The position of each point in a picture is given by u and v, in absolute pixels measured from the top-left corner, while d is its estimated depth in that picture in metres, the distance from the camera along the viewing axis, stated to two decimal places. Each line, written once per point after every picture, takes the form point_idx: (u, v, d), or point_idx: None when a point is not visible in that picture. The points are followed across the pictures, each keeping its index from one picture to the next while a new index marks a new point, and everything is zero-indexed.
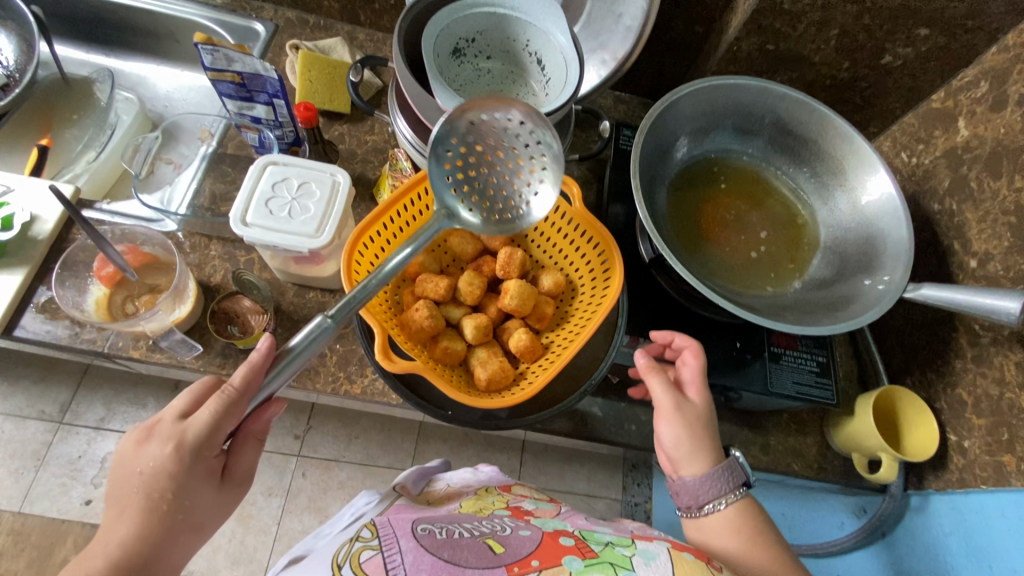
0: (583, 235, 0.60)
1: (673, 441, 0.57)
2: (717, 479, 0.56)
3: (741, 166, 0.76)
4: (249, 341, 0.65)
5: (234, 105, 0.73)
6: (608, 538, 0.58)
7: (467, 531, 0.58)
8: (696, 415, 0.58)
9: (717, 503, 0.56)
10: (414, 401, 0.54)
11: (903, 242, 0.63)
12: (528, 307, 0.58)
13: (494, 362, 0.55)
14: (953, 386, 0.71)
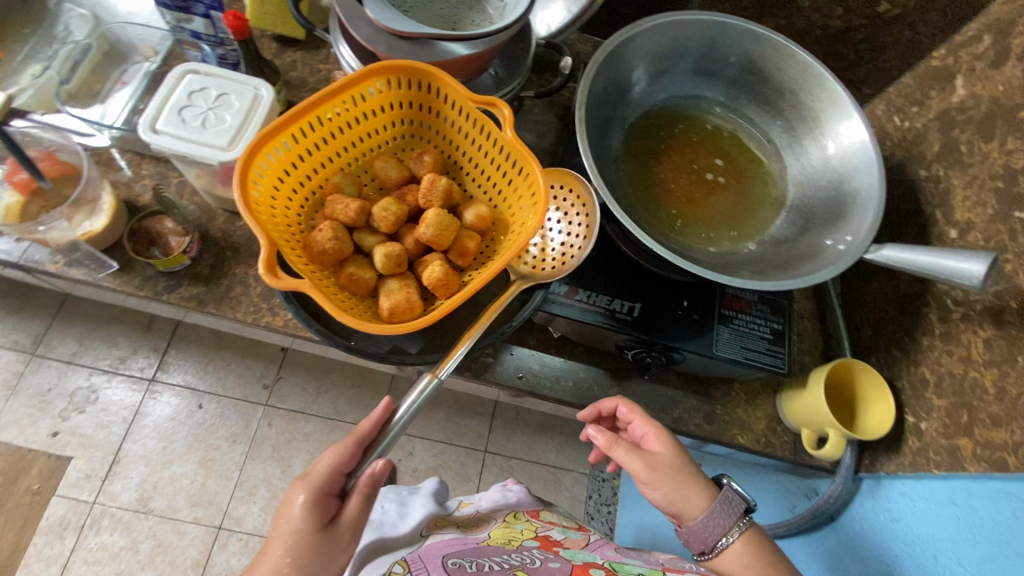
0: (514, 166, 0.55)
1: (663, 500, 0.57)
2: (720, 515, 0.56)
3: (710, 113, 0.70)
4: (167, 263, 0.62)
5: (172, 17, 0.69)
6: (637, 568, 0.60)
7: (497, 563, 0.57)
8: (670, 467, 0.57)
9: (727, 537, 0.56)
10: (314, 327, 0.52)
11: (873, 199, 0.58)
12: (447, 240, 0.55)
13: (400, 293, 0.52)
14: (917, 364, 0.66)
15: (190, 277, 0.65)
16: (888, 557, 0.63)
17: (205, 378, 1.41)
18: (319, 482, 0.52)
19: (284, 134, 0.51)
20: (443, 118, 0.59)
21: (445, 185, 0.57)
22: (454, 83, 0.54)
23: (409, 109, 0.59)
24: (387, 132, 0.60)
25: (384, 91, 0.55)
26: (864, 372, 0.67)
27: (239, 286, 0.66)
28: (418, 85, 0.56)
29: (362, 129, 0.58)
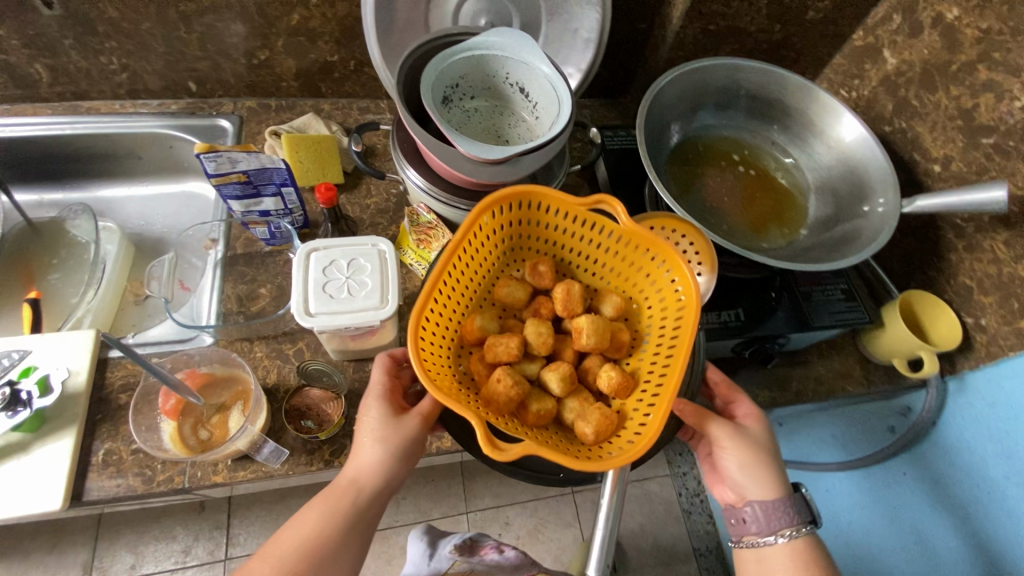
0: (639, 249, 0.62)
1: (733, 466, 0.58)
2: (781, 508, 0.54)
3: (724, 137, 0.83)
4: (334, 429, 0.65)
5: (240, 205, 0.72)
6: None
7: None
8: (757, 449, 0.58)
9: (776, 537, 0.54)
10: (527, 475, 0.59)
11: (885, 166, 0.72)
12: (605, 341, 0.62)
13: (593, 411, 0.57)
14: (955, 277, 0.80)
15: (349, 434, 0.67)
16: (995, 434, 0.76)
17: None
18: (367, 402, 0.59)
19: (432, 296, 0.56)
20: (547, 226, 0.66)
21: (577, 290, 0.64)
22: (558, 196, 0.60)
23: (513, 228, 0.65)
24: (494, 257, 0.67)
25: (492, 222, 0.62)
26: (917, 297, 0.81)
27: None
28: (520, 207, 0.62)
29: (477, 263, 0.64)
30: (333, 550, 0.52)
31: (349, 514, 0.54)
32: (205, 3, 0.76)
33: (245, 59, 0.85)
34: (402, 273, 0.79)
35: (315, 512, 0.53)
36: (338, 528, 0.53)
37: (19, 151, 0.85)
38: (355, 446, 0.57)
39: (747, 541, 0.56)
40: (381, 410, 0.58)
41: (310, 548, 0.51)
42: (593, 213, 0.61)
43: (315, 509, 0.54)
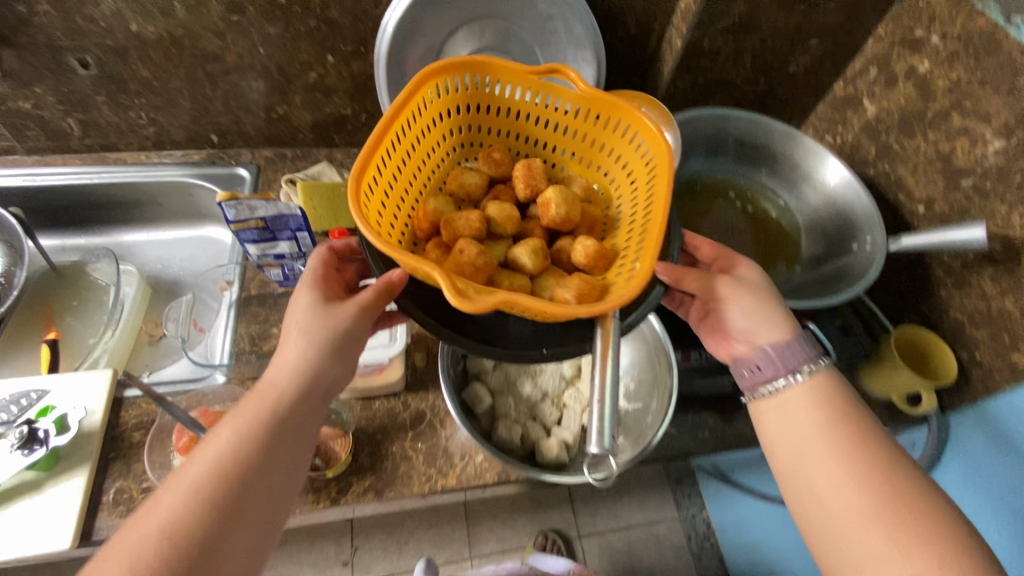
0: (594, 119, 0.65)
1: (744, 324, 0.61)
2: (796, 345, 0.57)
3: (715, 181, 0.88)
4: (339, 467, 0.66)
5: (256, 248, 0.75)
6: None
7: None
8: (757, 290, 0.62)
9: (793, 377, 0.56)
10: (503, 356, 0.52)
11: (870, 207, 0.75)
12: (575, 213, 0.66)
13: (573, 280, 0.58)
14: (947, 312, 0.82)
15: (355, 472, 0.68)
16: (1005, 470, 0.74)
17: None
18: (294, 302, 0.56)
19: (383, 159, 0.57)
20: (499, 109, 0.69)
21: (537, 165, 0.68)
22: (509, 71, 0.63)
23: (461, 113, 0.68)
24: (445, 149, 0.69)
25: (438, 100, 0.63)
26: (913, 332, 0.82)
27: (400, 462, 0.70)
28: (468, 83, 0.64)
29: (427, 151, 0.66)
30: (261, 458, 0.46)
31: (278, 417, 0.49)
32: (230, 64, 0.82)
33: (264, 113, 0.91)
34: None
35: (234, 426, 0.48)
36: (269, 430, 0.48)
37: (48, 199, 0.90)
38: (278, 350, 0.53)
39: (765, 388, 0.57)
40: (310, 299, 0.55)
41: (237, 459, 0.46)
42: (549, 88, 0.64)
43: (233, 424, 0.48)
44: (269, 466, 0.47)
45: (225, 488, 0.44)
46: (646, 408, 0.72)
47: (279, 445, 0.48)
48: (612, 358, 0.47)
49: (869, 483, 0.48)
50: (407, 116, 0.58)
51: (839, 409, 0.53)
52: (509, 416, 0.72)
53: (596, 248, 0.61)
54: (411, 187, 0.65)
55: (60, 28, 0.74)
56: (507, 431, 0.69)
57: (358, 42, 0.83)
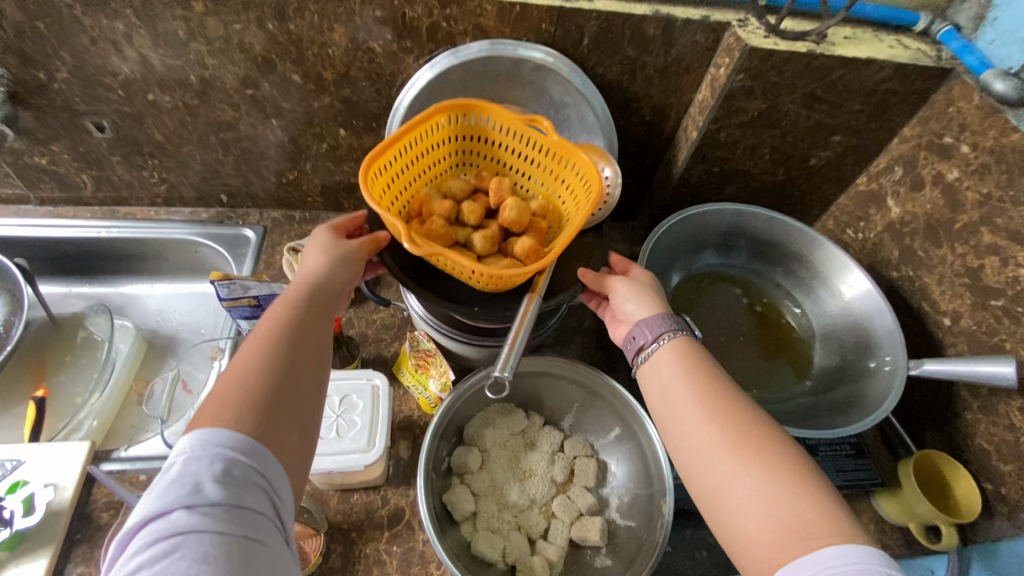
0: (561, 162, 0.67)
1: (626, 301, 0.63)
2: (660, 317, 0.60)
3: (726, 276, 0.85)
4: (308, 570, 0.63)
5: (248, 323, 0.74)
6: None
7: None
8: (643, 283, 0.65)
9: (658, 343, 0.58)
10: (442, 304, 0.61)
11: (890, 323, 0.71)
12: (524, 221, 0.66)
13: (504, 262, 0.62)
14: (972, 437, 0.76)
15: (324, 574, 0.65)
16: None
17: None
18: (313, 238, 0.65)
19: (388, 155, 0.61)
20: (490, 142, 0.71)
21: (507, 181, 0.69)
22: (502, 111, 0.66)
23: (463, 140, 0.71)
24: (444, 161, 0.72)
25: (446, 126, 0.67)
26: (935, 456, 0.77)
27: (373, 565, 0.66)
28: (464, 119, 0.67)
29: (429, 162, 0.70)
30: (303, 328, 0.54)
31: (310, 297, 0.57)
32: (243, 132, 0.83)
33: (275, 177, 0.91)
34: (399, 394, 0.80)
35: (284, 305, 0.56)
36: (306, 308, 0.56)
37: (57, 248, 0.91)
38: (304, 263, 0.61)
39: (640, 356, 0.59)
40: (326, 233, 0.65)
41: (285, 327, 0.53)
42: (530, 127, 0.66)
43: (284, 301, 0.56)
44: (311, 334, 0.55)
45: (284, 347, 0.51)
46: (639, 529, 0.67)
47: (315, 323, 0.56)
48: (522, 338, 0.57)
49: (721, 416, 0.51)
50: (425, 122, 0.63)
51: (695, 365, 0.56)
52: (493, 525, 0.68)
53: (534, 247, 0.63)
54: (415, 181, 0.69)
55: (80, 94, 0.75)
56: (488, 545, 0.66)
57: (370, 118, 0.83)
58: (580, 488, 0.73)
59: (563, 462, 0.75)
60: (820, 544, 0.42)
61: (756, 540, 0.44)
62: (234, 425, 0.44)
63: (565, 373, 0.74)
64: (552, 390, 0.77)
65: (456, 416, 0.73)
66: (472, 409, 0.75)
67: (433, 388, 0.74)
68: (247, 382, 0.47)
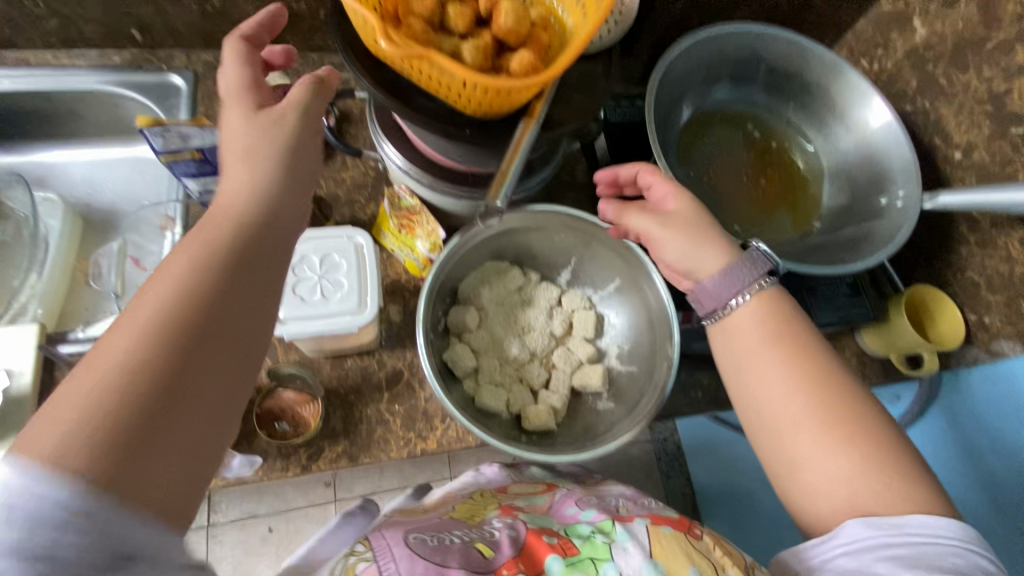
0: None
1: (676, 256, 0.53)
2: (736, 273, 0.51)
3: (736, 113, 0.77)
4: (309, 434, 0.61)
5: (196, 183, 0.64)
6: (590, 523, 0.52)
7: (456, 536, 0.52)
8: (688, 217, 0.54)
9: (742, 298, 0.51)
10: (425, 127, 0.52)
11: (908, 156, 0.67)
12: (524, 30, 0.54)
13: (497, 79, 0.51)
14: (963, 272, 0.77)
15: (327, 437, 0.63)
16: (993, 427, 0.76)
17: None
18: (279, 103, 0.47)
19: None
20: None
21: None
22: None
23: None
24: None
25: None
26: (925, 292, 0.78)
27: (378, 425, 0.65)
28: None
29: None
30: (250, 258, 0.38)
31: (262, 219, 0.41)
32: None
33: (197, 5, 0.74)
34: (383, 258, 0.73)
35: (229, 223, 0.39)
36: (257, 234, 0.40)
37: None
38: (239, 136, 0.43)
39: (721, 313, 0.52)
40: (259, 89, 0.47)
41: (225, 258, 0.37)
42: None
43: (228, 213, 0.40)
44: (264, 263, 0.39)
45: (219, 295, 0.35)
46: (641, 374, 0.67)
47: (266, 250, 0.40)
48: (519, 164, 0.49)
49: (813, 396, 0.46)
50: None
51: (781, 324, 0.50)
52: (495, 378, 0.67)
53: (534, 64, 0.52)
54: None
55: None
56: (492, 396, 0.65)
57: None
58: (580, 339, 0.71)
59: (562, 316, 0.72)
60: (906, 511, 0.42)
61: (830, 518, 0.44)
62: (117, 417, 0.29)
63: (563, 223, 0.68)
64: (549, 244, 0.72)
65: (449, 273, 0.67)
66: (464, 266, 0.69)
67: (421, 249, 0.67)
68: (156, 347, 0.32)
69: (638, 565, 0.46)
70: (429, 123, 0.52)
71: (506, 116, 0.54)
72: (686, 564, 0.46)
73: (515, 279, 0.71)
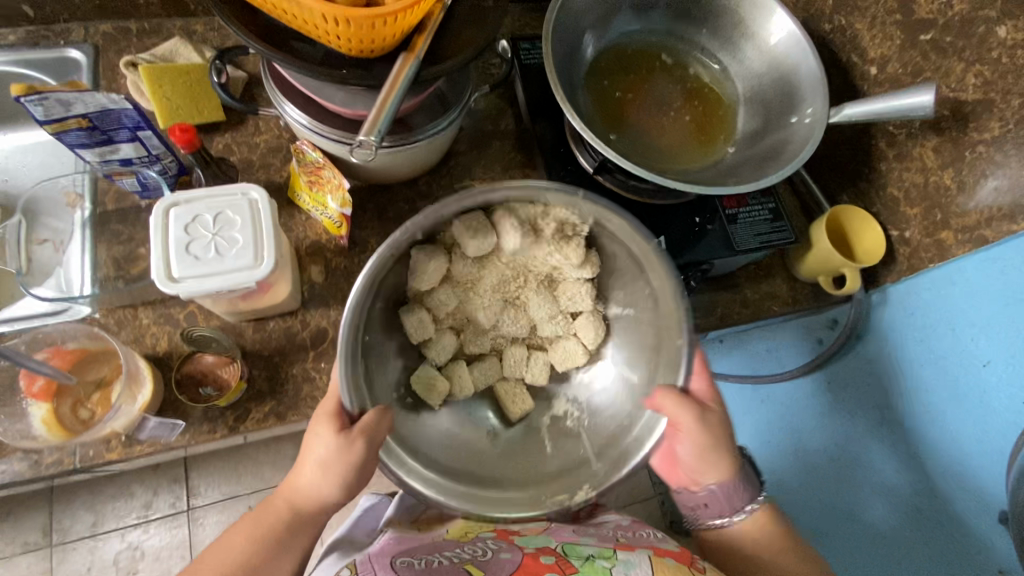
0: None
1: (694, 454, 0.60)
2: (740, 487, 0.61)
3: (648, 44, 0.76)
4: (230, 396, 0.61)
5: (93, 154, 0.63)
6: (590, 548, 0.61)
7: (445, 558, 0.60)
8: (716, 428, 0.59)
9: (737, 517, 0.62)
10: (299, 69, 0.50)
11: (815, 70, 0.66)
12: None
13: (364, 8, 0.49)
14: (884, 188, 0.77)
15: (254, 398, 0.64)
16: (925, 337, 0.77)
17: (241, 481, 1.35)
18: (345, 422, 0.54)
19: None
20: None
21: None
22: None
23: None
24: None
25: None
26: (848, 213, 0.78)
27: (304, 383, 0.66)
28: None
29: None
30: (277, 544, 0.56)
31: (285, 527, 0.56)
32: None
33: None
34: (301, 220, 0.73)
35: (281, 510, 0.57)
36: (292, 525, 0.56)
37: None
38: (308, 482, 0.55)
39: (714, 524, 0.63)
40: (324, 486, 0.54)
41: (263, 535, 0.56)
42: None
43: (318, 474, 0.54)
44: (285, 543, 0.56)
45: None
46: (595, 421, 0.65)
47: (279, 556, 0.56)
48: (396, 98, 0.49)
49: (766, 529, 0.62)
50: None
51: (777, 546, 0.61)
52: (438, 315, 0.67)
53: None
54: None
55: None
56: (417, 326, 0.65)
57: None
58: (544, 360, 0.71)
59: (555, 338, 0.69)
60: None
61: None
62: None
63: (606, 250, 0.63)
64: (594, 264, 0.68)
65: None
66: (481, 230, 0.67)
67: (333, 206, 0.67)
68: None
69: None
70: (305, 66, 0.51)
71: (388, 51, 0.54)
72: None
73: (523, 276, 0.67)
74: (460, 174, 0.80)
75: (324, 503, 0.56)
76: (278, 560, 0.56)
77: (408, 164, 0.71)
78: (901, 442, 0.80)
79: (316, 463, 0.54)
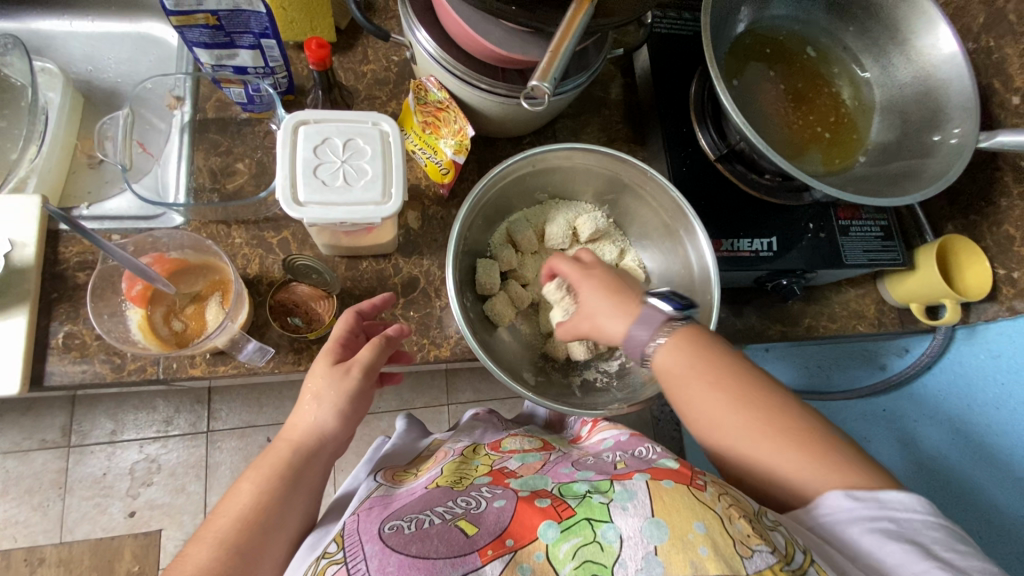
0: None
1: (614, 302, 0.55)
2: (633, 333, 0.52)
3: (787, 35, 0.72)
4: (321, 330, 0.59)
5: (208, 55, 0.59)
6: (585, 482, 0.49)
7: (437, 514, 0.47)
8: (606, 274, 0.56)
9: (657, 347, 0.51)
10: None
11: (967, 91, 0.62)
12: None
13: None
14: (999, 224, 0.75)
15: None
16: (995, 383, 0.77)
17: (262, 412, 1.32)
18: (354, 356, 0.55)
19: None
20: None
21: None
22: None
23: None
24: None
25: None
26: (958, 244, 0.76)
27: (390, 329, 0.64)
28: None
29: None
30: (281, 505, 0.49)
31: (294, 467, 0.51)
32: None
33: None
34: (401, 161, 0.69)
35: (287, 446, 0.52)
36: (302, 465, 0.51)
37: None
38: (306, 410, 0.53)
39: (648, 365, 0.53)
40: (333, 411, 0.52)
41: (261, 502, 0.48)
42: None
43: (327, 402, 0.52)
44: (282, 515, 0.49)
45: (244, 540, 0.46)
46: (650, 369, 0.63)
47: (287, 507, 0.49)
48: (567, 43, 0.46)
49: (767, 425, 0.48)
50: None
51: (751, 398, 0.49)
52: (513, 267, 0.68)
53: None
54: None
55: None
56: (486, 269, 0.65)
57: None
58: None
59: None
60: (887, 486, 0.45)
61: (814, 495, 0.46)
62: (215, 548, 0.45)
63: (669, 209, 0.64)
64: (651, 232, 0.70)
65: (555, 174, 0.67)
66: (573, 179, 0.69)
67: (444, 151, 0.63)
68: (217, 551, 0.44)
69: (641, 527, 0.42)
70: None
71: None
72: (691, 517, 0.42)
73: (590, 225, 0.68)
74: (565, 138, 0.77)
75: (324, 437, 0.53)
76: (294, 501, 0.50)
77: (526, 120, 0.67)
78: (957, 470, 0.80)
79: (330, 389, 0.52)
